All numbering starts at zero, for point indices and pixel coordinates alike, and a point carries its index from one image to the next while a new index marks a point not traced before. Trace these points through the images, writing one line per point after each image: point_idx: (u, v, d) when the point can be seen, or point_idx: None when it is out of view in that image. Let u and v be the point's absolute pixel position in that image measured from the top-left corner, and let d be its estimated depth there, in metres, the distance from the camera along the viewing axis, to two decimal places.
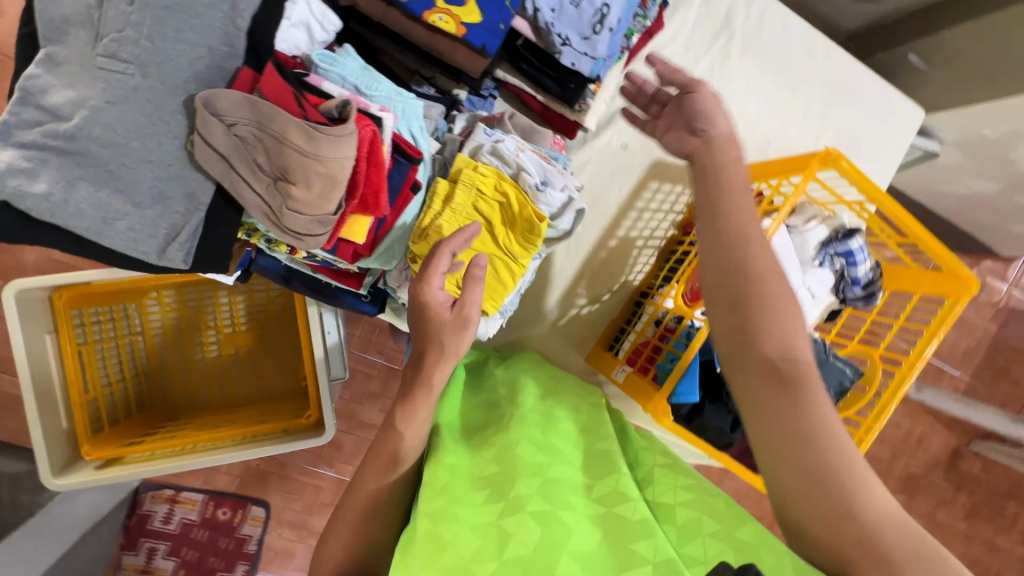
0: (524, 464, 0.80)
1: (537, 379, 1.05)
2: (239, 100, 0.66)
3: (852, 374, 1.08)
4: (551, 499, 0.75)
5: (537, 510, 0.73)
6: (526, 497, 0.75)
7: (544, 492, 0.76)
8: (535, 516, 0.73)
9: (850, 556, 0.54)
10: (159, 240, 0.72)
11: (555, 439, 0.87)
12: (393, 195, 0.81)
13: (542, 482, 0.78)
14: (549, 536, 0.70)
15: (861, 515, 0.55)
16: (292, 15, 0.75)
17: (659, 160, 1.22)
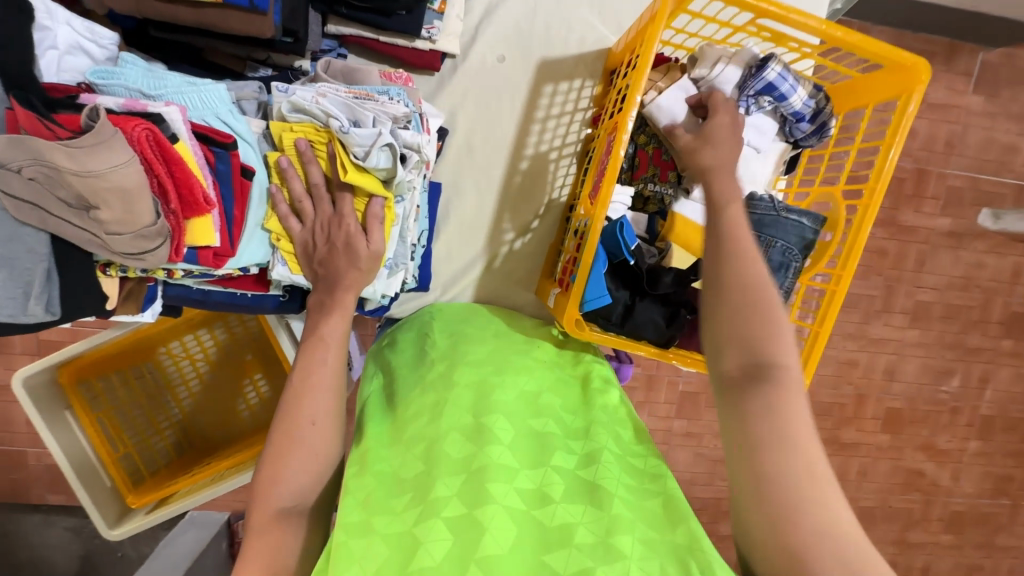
0: (453, 411, 0.72)
1: (475, 329, 0.96)
2: (2, 143, 0.65)
3: (810, 223, 0.92)
4: (478, 439, 0.66)
5: (467, 453, 0.64)
6: (450, 441, 0.67)
7: (473, 433, 0.67)
8: (462, 459, 0.64)
9: (772, 539, 0.53)
10: (18, 299, 0.73)
11: (496, 378, 0.78)
12: (225, 186, 0.79)
13: (472, 423, 0.69)
14: (476, 477, 0.61)
15: (797, 499, 0.53)
16: (57, 41, 0.73)
17: (547, 59, 1.10)
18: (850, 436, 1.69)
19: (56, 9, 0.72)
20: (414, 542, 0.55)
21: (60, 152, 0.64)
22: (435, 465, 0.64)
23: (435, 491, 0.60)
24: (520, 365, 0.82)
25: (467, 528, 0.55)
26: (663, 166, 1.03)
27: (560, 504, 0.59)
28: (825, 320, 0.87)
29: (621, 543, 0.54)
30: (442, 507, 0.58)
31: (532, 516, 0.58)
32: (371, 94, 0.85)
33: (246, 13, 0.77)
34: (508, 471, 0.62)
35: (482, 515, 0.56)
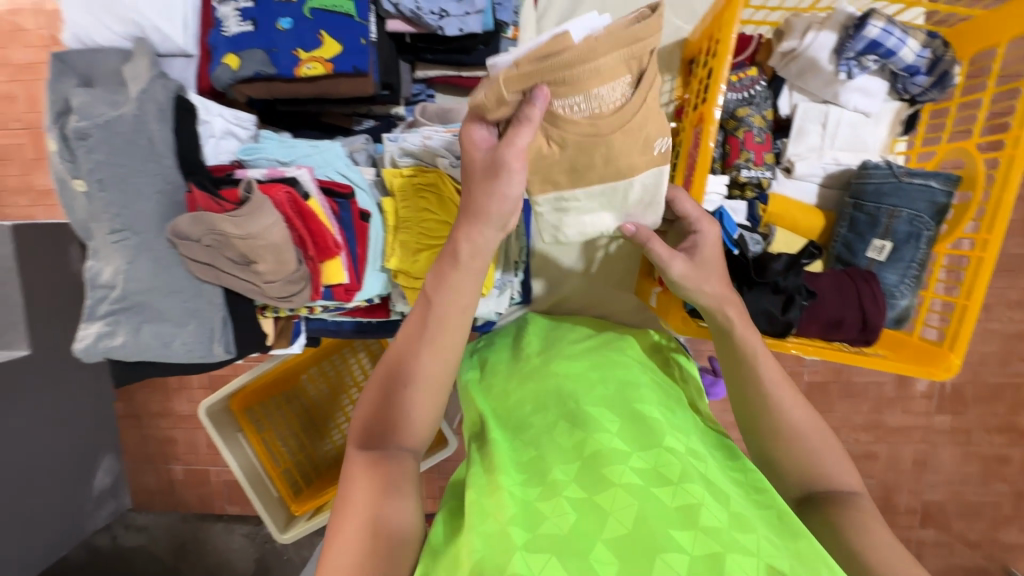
0: (555, 405, 0.75)
1: (574, 333, 0.98)
2: (187, 220, 0.81)
3: (941, 185, 0.83)
4: (585, 426, 0.68)
5: (578, 439, 0.66)
6: (560, 430, 0.70)
7: (579, 421, 0.70)
8: (574, 446, 0.66)
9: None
10: (206, 342, 0.91)
11: (596, 376, 0.80)
12: (349, 230, 0.90)
13: (575, 413, 0.71)
14: (592, 462, 0.62)
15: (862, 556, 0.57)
16: (214, 131, 0.89)
17: None
18: None
19: (210, 105, 0.89)
20: (540, 513, 0.57)
21: (227, 222, 0.79)
22: (547, 453, 0.67)
23: (553, 475, 0.62)
24: (620, 363, 0.84)
25: (590, 508, 0.56)
26: (757, 148, 0.99)
27: (682, 486, 0.57)
28: (973, 292, 0.78)
29: (748, 540, 0.51)
30: (563, 488, 0.59)
31: (652, 494, 0.57)
32: None
33: (352, 77, 0.87)
34: (621, 454, 0.62)
35: (604, 498, 0.57)
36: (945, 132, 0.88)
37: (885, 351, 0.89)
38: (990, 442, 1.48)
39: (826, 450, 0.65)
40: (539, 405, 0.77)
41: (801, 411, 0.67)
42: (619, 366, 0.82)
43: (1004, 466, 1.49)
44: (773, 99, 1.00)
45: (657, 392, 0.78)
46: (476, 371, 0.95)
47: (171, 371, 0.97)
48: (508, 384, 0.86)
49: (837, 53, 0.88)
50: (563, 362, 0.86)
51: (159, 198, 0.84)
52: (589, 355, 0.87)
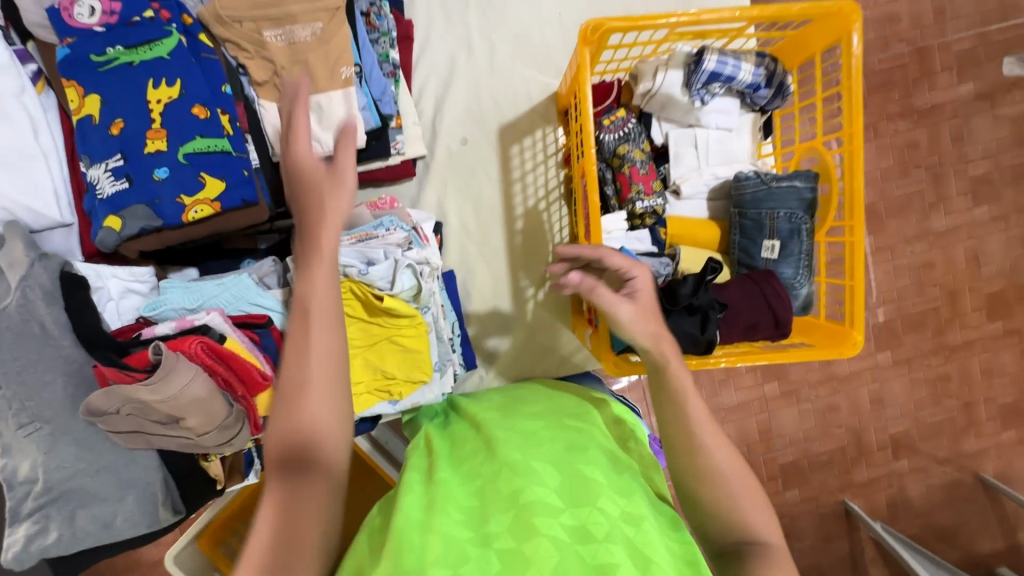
0: (505, 440, 0.73)
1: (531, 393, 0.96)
2: (100, 397, 0.77)
3: (804, 183, 0.93)
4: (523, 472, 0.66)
5: (513, 486, 0.63)
6: (501, 479, 0.66)
7: (521, 469, 0.66)
8: (510, 493, 0.63)
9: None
10: (151, 509, 0.88)
11: (546, 433, 0.75)
12: (275, 356, 0.89)
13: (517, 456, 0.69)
14: (524, 511, 0.60)
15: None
16: (112, 294, 0.87)
17: (503, 124, 1.17)
18: (956, 336, 1.51)
19: (102, 269, 0.87)
20: (471, 552, 0.58)
21: (142, 390, 0.75)
22: (486, 500, 0.64)
23: (487, 525, 0.61)
24: (564, 416, 0.82)
25: (516, 560, 0.56)
26: (644, 179, 1.06)
27: (604, 547, 0.57)
28: (855, 273, 0.86)
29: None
30: (494, 539, 0.59)
31: (578, 555, 0.56)
32: (371, 232, 0.92)
33: (244, 208, 0.88)
34: (553, 510, 0.60)
35: (529, 549, 0.56)
36: (796, 135, 0.98)
37: (801, 337, 0.96)
38: (928, 365, 1.53)
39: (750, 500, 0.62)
40: (493, 436, 0.76)
41: (724, 454, 0.64)
42: (573, 427, 0.78)
43: (948, 384, 1.53)
44: (647, 131, 1.08)
45: (608, 454, 0.73)
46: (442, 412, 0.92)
47: (119, 549, 0.91)
48: (465, 431, 0.83)
49: (688, 85, 0.98)
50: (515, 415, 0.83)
51: (66, 376, 0.80)
52: (543, 415, 0.81)
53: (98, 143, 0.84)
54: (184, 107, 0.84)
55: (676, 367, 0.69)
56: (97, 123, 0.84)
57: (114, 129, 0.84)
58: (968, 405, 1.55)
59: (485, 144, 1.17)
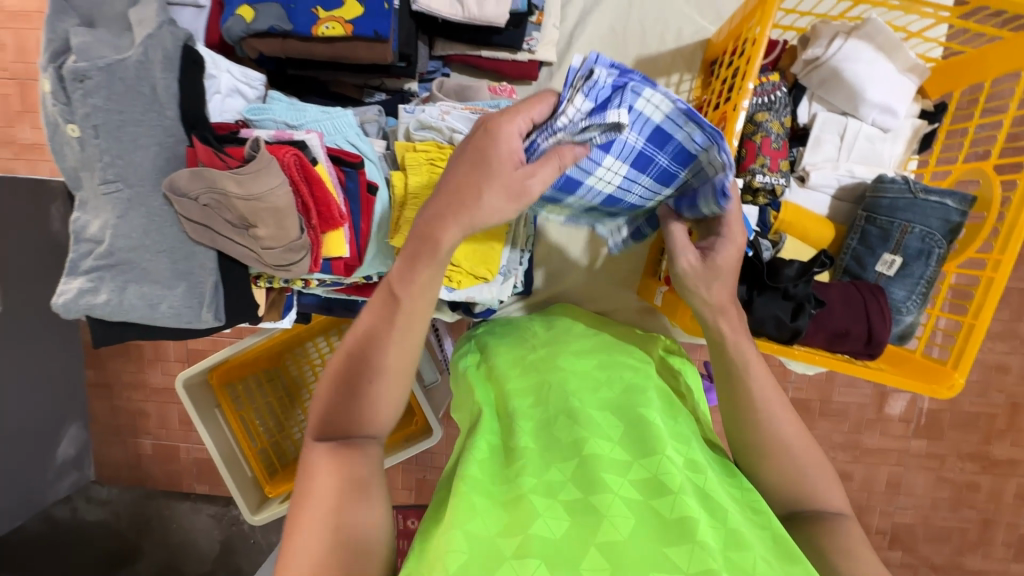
0: (563, 399, 0.75)
1: (578, 328, 0.99)
2: (187, 176, 0.76)
3: (956, 203, 0.83)
4: (587, 427, 0.69)
5: (576, 437, 0.67)
6: (559, 425, 0.70)
7: (579, 419, 0.70)
8: (573, 443, 0.67)
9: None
10: (195, 307, 0.87)
11: (602, 375, 0.81)
12: (354, 203, 0.87)
13: (576, 410, 0.72)
14: (587, 461, 0.63)
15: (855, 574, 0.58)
16: (221, 88, 0.85)
17: (642, 55, 1.10)
18: (1002, 450, 1.63)
19: (219, 60, 0.85)
20: (558, 482, 0.61)
21: (230, 180, 0.75)
22: (549, 451, 0.67)
23: (548, 472, 0.63)
24: (622, 362, 0.85)
25: (585, 511, 0.57)
26: (774, 154, 0.97)
27: (681, 497, 0.57)
28: (980, 311, 0.78)
29: (746, 563, 0.52)
30: (559, 490, 0.60)
31: (651, 506, 0.57)
32: (486, 110, 0.88)
33: (371, 42, 0.83)
34: (618, 464, 0.63)
35: (600, 501, 0.57)
36: (962, 152, 0.88)
37: (886, 365, 0.88)
38: (961, 469, 1.65)
39: (810, 463, 0.66)
40: (549, 397, 0.77)
41: (794, 431, 0.68)
42: (628, 369, 0.83)
43: (973, 493, 1.65)
44: (792, 107, 0.99)
45: (661, 397, 0.78)
46: (474, 357, 0.95)
47: (155, 335, 0.92)
48: (509, 367, 0.86)
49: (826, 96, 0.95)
50: (568, 360, 0.85)
51: (159, 148, 0.80)
52: (595, 354, 0.88)
53: None
54: None
55: (748, 344, 0.71)
56: None
57: None
58: (986, 522, 1.67)
59: None
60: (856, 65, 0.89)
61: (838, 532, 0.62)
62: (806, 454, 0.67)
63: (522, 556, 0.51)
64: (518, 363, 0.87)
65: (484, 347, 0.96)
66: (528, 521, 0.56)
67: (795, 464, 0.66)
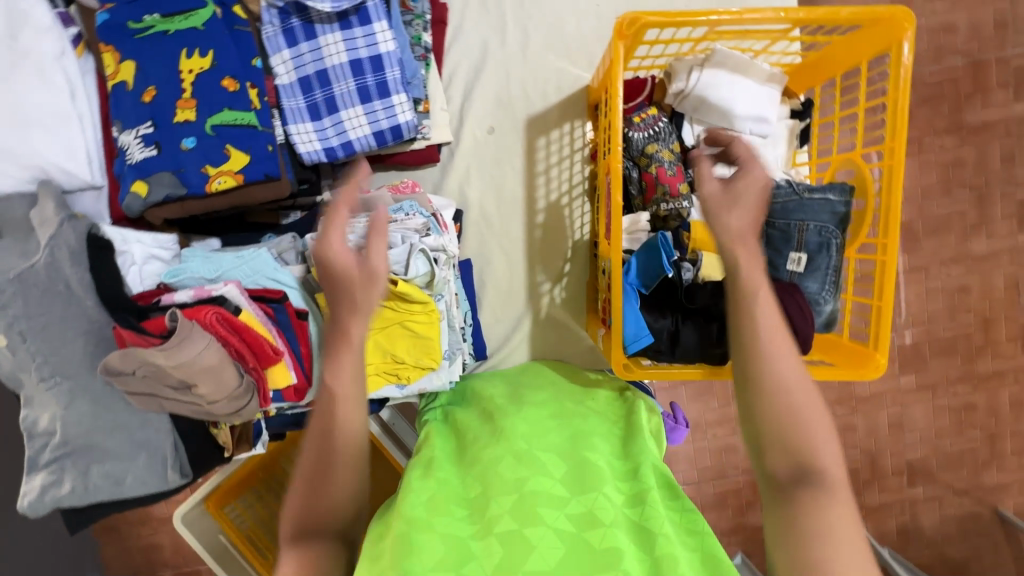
0: (511, 443, 0.79)
1: (529, 381, 1.05)
2: (116, 358, 0.79)
3: (839, 195, 0.89)
4: (530, 465, 0.73)
5: (518, 475, 0.71)
6: (504, 465, 0.74)
7: (525, 460, 0.74)
8: (516, 480, 0.71)
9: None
10: (160, 470, 0.90)
11: (553, 423, 0.85)
12: (289, 332, 0.90)
13: (523, 449, 0.77)
14: (527, 498, 0.67)
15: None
16: (136, 257, 0.89)
17: (532, 114, 1.15)
18: None
19: (128, 234, 0.88)
20: (497, 517, 0.65)
21: (157, 354, 0.77)
22: (490, 486, 0.71)
23: (490, 512, 0.67)
24: (572, 409, 0.91)
25: (518, 542, 0.61)
26: (672, 180, 1.02)
27: (610, 532, 0.62)
28: (883, 293, 0.83)
29: None
30: (495, 524, 0.64)
31: (584, 538, 0.62)
32: (390, 216, 0.92)
33: (266, 183, 0.87)
34: (558, 499, 0.67)
35: (530, 533, 0.62)
36: (835, 143, 0.94)
37: (819, 356, 0.93)
38: None
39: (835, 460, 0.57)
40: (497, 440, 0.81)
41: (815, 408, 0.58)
42: (580, 416, 0.88)
43: (973, 413, 1.53)
44: (678, 132, 1.04)
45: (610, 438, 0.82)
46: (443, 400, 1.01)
47: (130, 505, 0.93)
48: (473, 417, 0.91)
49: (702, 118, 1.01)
50: (523, 408, 0.89)
51: (87, 336, 0.83)
52: (545, 405, 0.92)
53: (130, 110, 0.85)
54: (214, 78, 0.85)
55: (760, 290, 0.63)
56: (131, 89, 0.84)
57: (147, 96, 0.84)
58: (992, 437, 1.54)
59: (512, 135, 1.16)
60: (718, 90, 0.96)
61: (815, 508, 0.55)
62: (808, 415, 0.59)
63: None
64: (480, 413, 0.92)
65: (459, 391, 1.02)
66: (460, 562, 0.60)
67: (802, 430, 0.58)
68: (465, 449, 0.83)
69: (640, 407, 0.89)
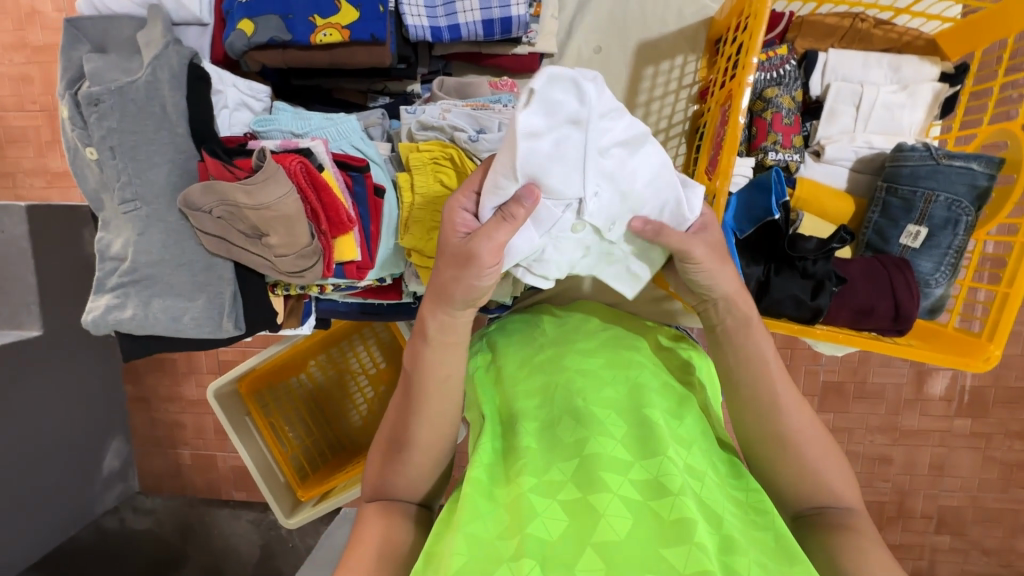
0: (566, 393, 0.74)
1: (589, 326, 0.96)
2: (199, 190, 0.79)
3: (984, 167, 0.79)
4: (589, 426, 0.67)
5: (578, 438, 0.65)
6: (564, 426, 0.69)
7: (583, 419, 0.68)
8: (575, 443, 0.65)
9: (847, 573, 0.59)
10: (215, 318, 0.89)
11: (608, 372, 0.78)
12: (363, 206, 0.87)
13: (578, 406, 0.70)
14: (589, 463, 0.62)
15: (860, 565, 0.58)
16: (228, 101, 0.88)
17: (644, 38, 1.08)
18: None
19: (225, 75, 0.87)
20: (558, 484, 0.61)
21: (239, 191, 0.77)
22: (550, 449, 0.66)
23: (549, 473, 0.63)
24: (630, 355, 0.82)
25: (583, 512, 0.57)
26: (785, 130, 0.95)
27: (679, 500, 0.57)
28: (1014, 280, 0.74)
29: (740, 569, 0.53)
30: (558, 491, 0.60)
31: (648, 508, 0.58)
32: (487, 105, 0.88)
33: (369, 45, 0.84)
34: (621, 464, 0.62)
35: (596, 503, 0.57)
36: (987, 113, 0.84)
37: (915, 341, 0.85)
38: (1009, 447, 1.58)
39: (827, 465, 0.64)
40: (553, 395, 0.75)
41: (805, 420, 0.66)
42: (631, 365, 0.79)
43: None
44: (804, 79, 0.95)
45: (668, 391, 0.76)
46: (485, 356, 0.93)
47: (182, 347, 0.95)
48: (517, 367, 0.84)
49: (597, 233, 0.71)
50: (574, 356, 0.82)
51: (172, 165, 0.82)
52: (600, 351, 0.84)
53: None
54: None
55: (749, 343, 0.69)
56: None
57: None
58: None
59: (618, 57, 1.09)
60: (645, 185, 0.65)
61: (858, 540, 0.60)
62: (817, 444, 0.65)
63: (519, 558, 0.54)
64: (523, 361, 0.86)
65: (494, 344, 0.95)
66: (526, 519, 0.58)
67: (807, 460, 0.65)
68: (517, 401, 0.76)
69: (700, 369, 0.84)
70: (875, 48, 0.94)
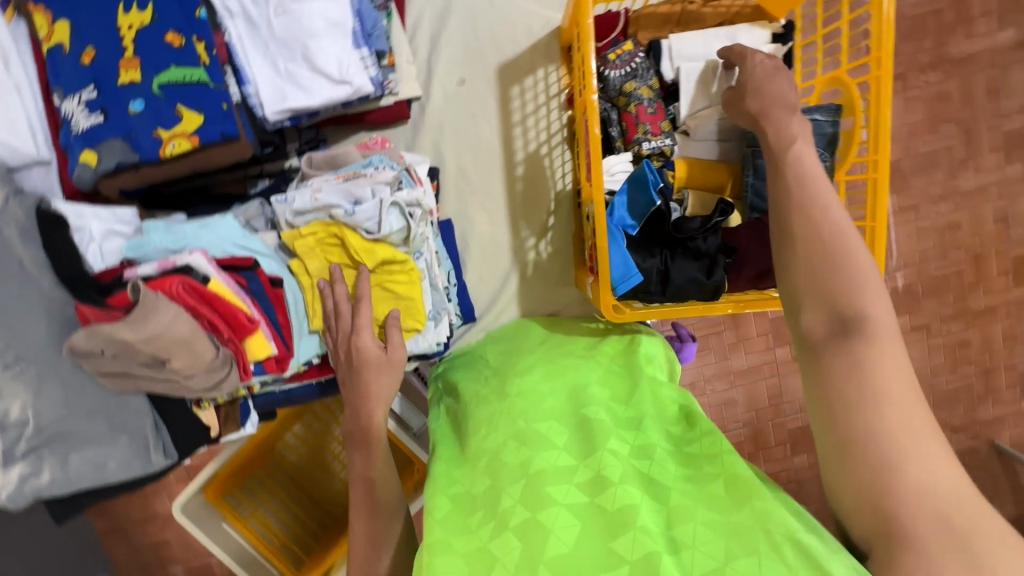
0: (506, 420, 0.71)
1: (529, 339, 1.00)
2: (81, 337, 0.75)
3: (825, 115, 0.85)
4: (533, 443, 0.65)
5: (521, 457, 0.63)
6: (506, 447, 0.67)
7: (527, 437, 0.66)
8: (519, 463, 0.63)
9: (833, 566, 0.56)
10: (143, 453, 0.87)
11: (545, 385, 0.77)
12: (263, 300, 0.86)
13: (523, 427, 0.68)
14: (535, 480, 0.60)
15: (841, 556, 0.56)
16: (95, 234, 0.84)
17: (502, 62, 1.10)
18: (980, 301, 1.56)
19: (83, 209, 0.83)
20: (507, 509, 0.58)
21: (123, 328, 0.74)
22: (499, 475, 0.63)
23: (499, 501, 0.60)
24: (568, 364, 0.83)
25: (534, 531, 0.55)
26: (652, 119, 0.98)
27: (621, 487, 0.56)
28: (876, 213, 0.80)
29: (685, 537, 0.51)
30: (509, 517, 0.57)
31: (594, 506, 0.56)
32: (359, 171, 0.89)
33: (224, 144, 0.82)
34: (565, 472, 0.61)
35: (545, 517, 0.55)
36: (818, 64, 0.91)
37: None
38: (949, 330, 1.57)
39: None
40: (497, 421, 0.72)
41: None
42: (570, 371, 0.80)
43: (967, 349, 1.58)
44: (656, 67, 0.99)
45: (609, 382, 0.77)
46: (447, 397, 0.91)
47: (114, 491, 0.90)
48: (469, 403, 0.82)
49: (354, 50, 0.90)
50: (515, 380, 0.81)
51: (49, 318, 0.79)
52: (541, 366, 0.84)
53: (70, 74, 0.79)
54: (157, 34, 0.79)
55: None
56: (68, 52, 0.79)
57: (85, 57, 0.79)
58: (986, 371, 1.60)
59: (483, 83, 1.11)
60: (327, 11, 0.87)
61: None
62: None
63: None
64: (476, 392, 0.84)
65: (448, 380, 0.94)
66: (486, 568, 0.54)
67: None
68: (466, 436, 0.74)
69: (647, 345, 0.85)
70: (710, 25, 1.00)
